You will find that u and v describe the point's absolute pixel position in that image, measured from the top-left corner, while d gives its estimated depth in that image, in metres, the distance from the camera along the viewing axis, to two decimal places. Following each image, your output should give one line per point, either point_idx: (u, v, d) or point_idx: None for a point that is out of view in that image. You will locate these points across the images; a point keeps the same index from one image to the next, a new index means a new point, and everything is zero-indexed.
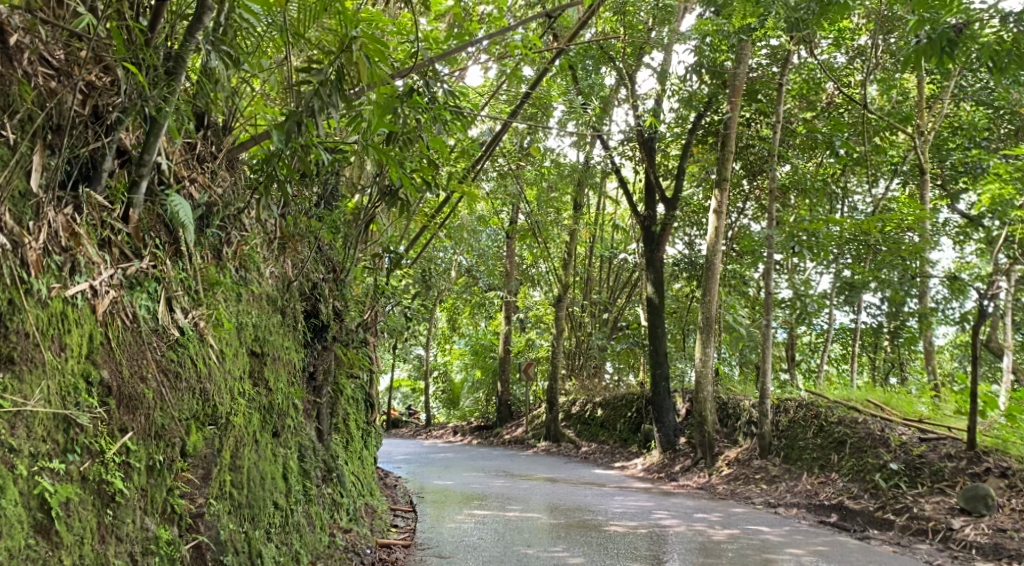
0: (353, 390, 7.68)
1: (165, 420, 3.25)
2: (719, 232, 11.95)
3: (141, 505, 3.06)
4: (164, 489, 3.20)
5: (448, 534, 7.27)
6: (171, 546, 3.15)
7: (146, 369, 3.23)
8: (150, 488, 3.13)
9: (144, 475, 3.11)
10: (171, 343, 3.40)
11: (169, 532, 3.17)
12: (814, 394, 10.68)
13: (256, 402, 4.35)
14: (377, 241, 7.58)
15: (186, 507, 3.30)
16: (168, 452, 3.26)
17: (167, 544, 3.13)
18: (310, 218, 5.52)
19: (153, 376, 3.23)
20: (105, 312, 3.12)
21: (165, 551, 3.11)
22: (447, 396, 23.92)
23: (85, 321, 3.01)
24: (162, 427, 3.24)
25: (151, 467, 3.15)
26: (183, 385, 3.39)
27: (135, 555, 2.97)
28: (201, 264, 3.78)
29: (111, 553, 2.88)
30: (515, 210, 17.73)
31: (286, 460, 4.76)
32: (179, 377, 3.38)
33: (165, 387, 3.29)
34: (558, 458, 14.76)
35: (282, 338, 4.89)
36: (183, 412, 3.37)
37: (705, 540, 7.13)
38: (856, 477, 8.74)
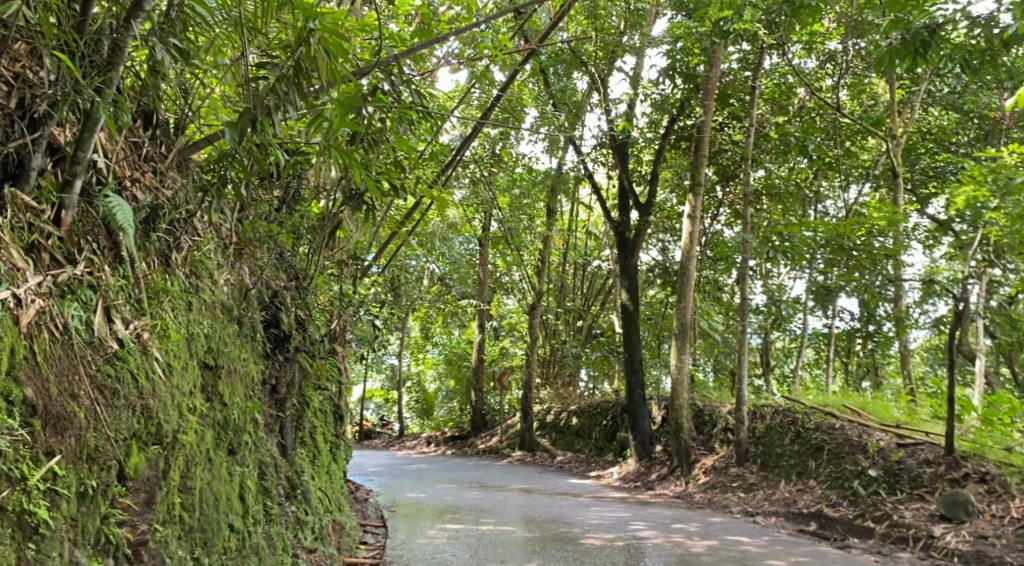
0: (321, 402, 7.41)
1: (99, 441, 2.98)
2: (694, 237, 11.80)
3: (70, 536, 2.80)
4: (97, 517, 2.93)
5: (420, 550, 6.99)
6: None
7: (78, 385, 2.96)
8: (82, 517, 2.87)
9: (74, 503, 2.84)
10: (108, 356, 3.14)
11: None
12: (791, 400, 10.55)
13: (209, 418, 4.08)
14: (343, 248, 7.33)
15: (125, 536, 3.04)
16: (104, 476, 2.99)
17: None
18: (270, 223, 5.25)
19: (86, 394, 2.97)
20: (31, 323, 2.85)
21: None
22: (421, 406, 23.62)
23: (5, 334, 2.73)
24: (95, 449, 2.97)
25: (82, 494, 2.89)
26: (121, 402, 3.13)
27: None
28: (145, 270, 3.51)
29: None
30: (487, 217, 17.55)
31: (244, 479, 4.49)
32: (117, 394, 3.12)
33: (99, 405, 3.02)
34: (532, 467, 14.54)
35: (239, 349, 4.63)
36: (122, 431, 3.10)
37: (684, 552, 6.92)
38: (834, 484, 8.59)
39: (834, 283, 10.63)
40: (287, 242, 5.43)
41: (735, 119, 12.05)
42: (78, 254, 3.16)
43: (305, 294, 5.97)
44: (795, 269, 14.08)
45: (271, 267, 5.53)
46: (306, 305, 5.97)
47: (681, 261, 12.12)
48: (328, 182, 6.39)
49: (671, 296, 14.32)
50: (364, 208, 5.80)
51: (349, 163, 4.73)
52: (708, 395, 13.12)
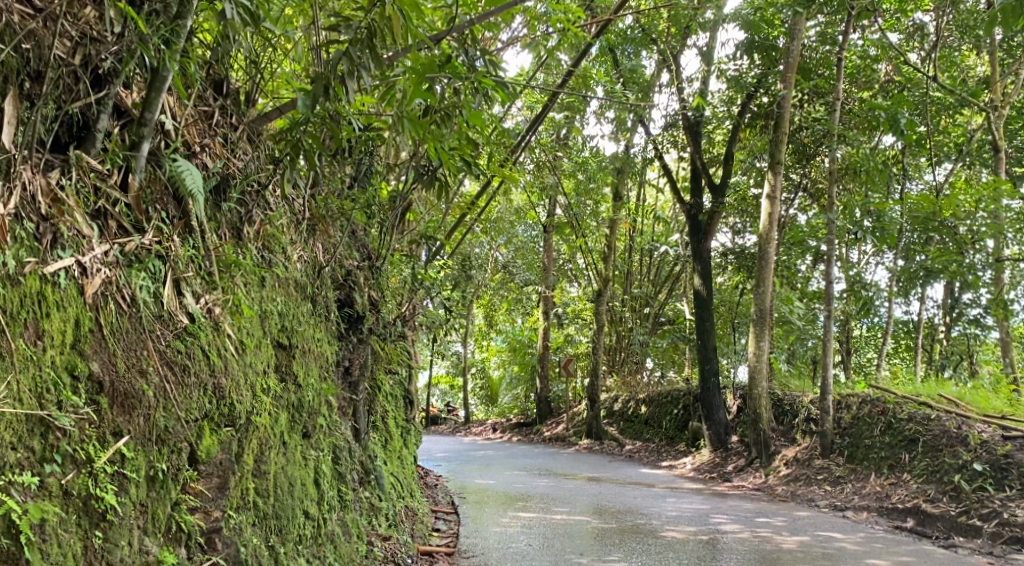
0: (392, 387, 7.23)
1: (168, 421, 2.78)
2: (774, 218, 11.27)
3: (140, 524, 2.60)
4: (168, 503, 2.74)
5: (494, 539, 6.74)
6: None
7: (147, 359, 2.77)
8: (151, 503, 2.67)
9: (144, 488, 2.65)
10: (178, 332, 2.94)
11: (176, 555, 2.72)
12: (879, 389, 10.02)
13: (283, 400, 3.90)
14: (415, 229, 7.13)
15: (197, 524, 2.85)
16: (173, 459, 2.79)
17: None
18: (343, 199, 5.02)
19: (156, 369, 2.77)
20: (96, 294, 2.67)
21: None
22: (486, 393, 23.48)
23: (70, 304, 2.56)
24: (165, 430, 2.77)
25: (152, 479, 2.69)
26: (191, 380, 2.92)
27: None
28: (218, 243, 3.32)
29: None
30: (552, 202, 17.20)
31: (319, 464, 4.30)
32: (187, 371, 2.91)
33: (169, 382, 2.82)
34: (601, 456, 14.21)
35: (313, 329, 4.44)
36: (192, 412, 2.90)
37: (774, 548, 6.51)
38: (932, 478, 8.10)
39: (925, 266, 10.06)
40: (359, 219, 5.23)
41: (816, 96, 11.48)
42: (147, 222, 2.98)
43: (377, 274, 5.77)
44: (877, 252, 13.42)
45: (344, 245, 5.31)
46: (377, 285, 5.77)
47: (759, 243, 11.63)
48: (400, 159, 6.17)
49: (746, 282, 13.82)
50: (437, 184, 5.56)
51: (423, 135, 4.48)
52: (786, 384, 12.63)
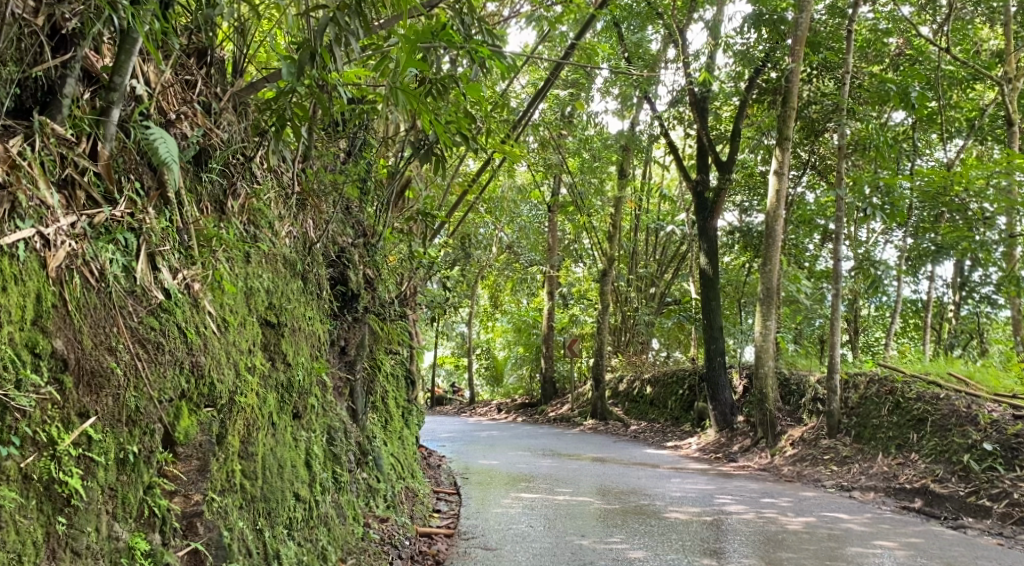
0: (392, 367, 7.12)
1: (139, 401, 2.66)
2: (782, 194, 11.08)
3: (108, 509, 2.49)
4: (140, 488, 2.63)
5: (494, 521, 6.63)
6: (152, 559, 2.60)
7: (117, 336, 2.65)
8: (122, 487, 2.56)
9: (113, 471, 2.54)
10: (152, 308, 2.82)
11: (150, 540, 2.62)
12: (888, 368, 9.89)
13: (272, 380, 3.79)
14: (413, 206, 6.98)
15: (174, 508, 2.75)
16: (146, 441, 2.68)
17: (146, 557, 2.58)
18: (335, 173, 4.88)
19: (126, 346, 2.65)
20: (60, 267, 2.55)
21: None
22: (491, 374, 23.38)
23: (30, 278, 2.43)
24: (136, 410, 2.65)
25: (122, 462, 2.58)
26: (166, 358, 2.80)
27: None
28: (197, 217, 3.20)
29: None
30: (557, 181, 17.00)
31: (311, 446, 4.19)
32: (161, 349, 2.79)
33: (142, 360, 2.70)
34: (605, 436, 14.11)
35: (304, 307, 4.32)
36: (167, 391, 2.79)
37: (779, 530, 6.39)
38: (940, 458, 7.99)
39: (935, 243, 9.88)
40: (353, 194, 5.08)
41: (825, 70, 11.25)
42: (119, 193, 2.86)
43: (373, 251, 5.63)
44: (886, 230, 13.21)
45: (338, 221, 5.17)
46: (373, 263, 5.64)
47: (766, 221, 11.45)
48: (398, 135, 6.03)
49: (753, 261, 13.65)
50: (433, 158, 5.41)
51: (416, 106, 4.33)
52: (793, 364, 12.50)
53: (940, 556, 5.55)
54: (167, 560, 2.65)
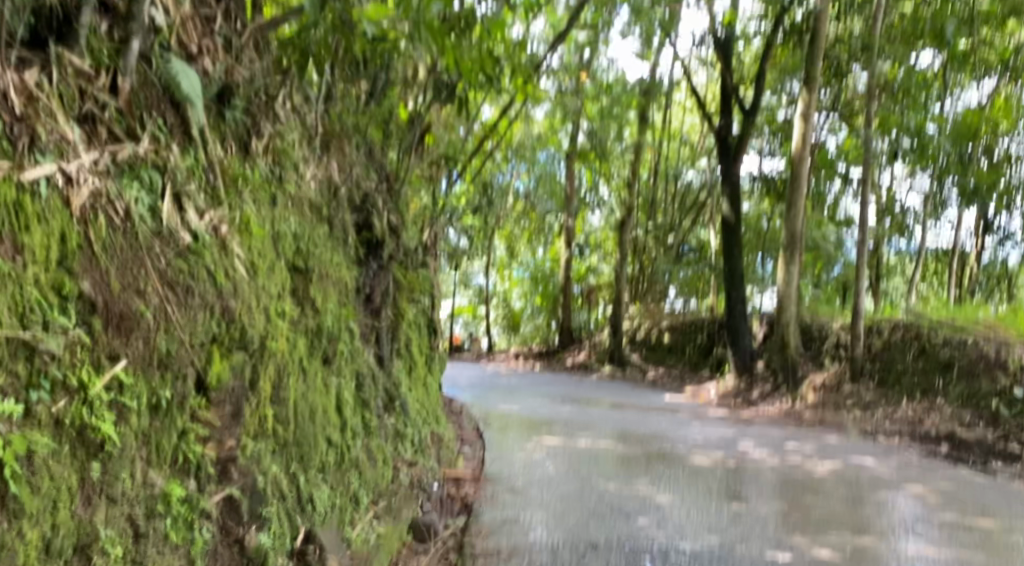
0: (414, 314, 7.05)
1: (170, 344, 2.59)
2: (808, 136, 10.82)
3: (142, 456, 2.43)
4: (174, 433, 2.57)
5: (519, 465, 6.60)
6: (189, 506, 2.57)
7: (145, 279, 2.55)
8: (155, 433, 2.49)
9: (146, 417, 2.46)
10: (181, 250, 2.73)
11: (186, 486, 2.59)
12: (914, 314, 9.86)
13: (302, 324, 3.70)
14: (434, 150, 6.85)
15: (210, 454, 2.71)
16: (179, 386, 2.62)
17: (183, 503, 2.55)
18: (357, 115, 4.73)
19: (155, 290, 2.56)
20: (82, 206, 2.40)
21: (181, 512, 2.53)
22: (507, 322, 23.34)
23: (54, 215, 2.28)
24: (167, 354, 2.58)
25: (156, 407, 2.52)
26: (196, 302, 2.73)
27: (138, 520, 2.36)
28: (222, 156, 3.10)
29: (101, 524, 2.23)
30: (574, 127, 16.73)
31: (341, 391, 4.13)
32: (191, 292, 2.72)
33: (172, 304, 2.62)
34: (623, 383, 14.08)
35: (330, 253, 4.22)
36: (199, 335, 2.72)
37: (806, 475, 6.33)
38: (969, 403, 8.03)
39: None
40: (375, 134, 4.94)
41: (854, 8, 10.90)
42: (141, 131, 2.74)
43: (395, 195, 5.51)
44: (912, 173, 12.97)
45: (361, 164, 5.04)
46: (396, 207, 5.52)
47: (791, 165, 11.23)
48: (418, 77, 5.87)
49: (776, 206, 13.44)
50: (457, 99, 5.26)
51: (439, 42, 4.17)
52: (815, 311, 12.39)
53: (974, 501, 5.49)
54: (204, 505, 2.63)
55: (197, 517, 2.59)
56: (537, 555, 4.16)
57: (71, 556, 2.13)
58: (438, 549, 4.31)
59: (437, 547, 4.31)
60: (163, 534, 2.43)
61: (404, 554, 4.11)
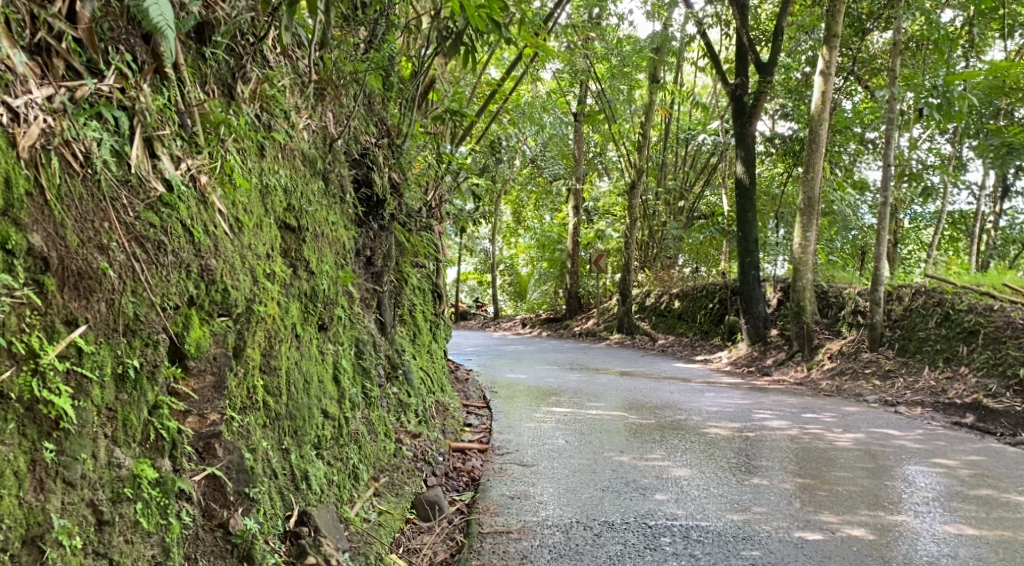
0: (419, 280, 6.77)
1: (138, 306, 2.40)
2: (828, 96, 10.43)
3: (106, 432, 2.27)
4: (144, 408, 2.39)
5: (528, 435, 6.36)
6: (161, 489, 2.38)
7: (109, 233, 2.39)
8: (122, 406, 2.33)
9: (111, 390, 2.30)
10: (151, 201, 2.54)
11: (158, 467, 2.40)
12: (936, 279, 9.54)
13: (294, 288, 3.46)
14: (438, 106, 6.54)
15: (184, 431, 2.52)
16: (149, 354, 2.42)
17: (155, 486, 2.37)
18: (355, 62, 4.41)
19: (121, 245, 2.39)
20: (32, 147, 2.25)
21: (153, 495, 2.35)
22: (515, 289, 23.00)
23: None
24: (135, 318, 2.39)
25: (122, 378, 2.34)
26: (169, 260, 2.53)
27: (100, 504, 2.21)
28: (201, 100, 2.85)
29: (52, 507, 2.11)
30: (584, 88, 16.31)
31: (338, 359, 3.89)
32: (164, 249, 2.52)
33: (140, 261, 2.43)
34: (632, 350, 13.84)
35: (326, 212, 3.94)
36: (172, 297, 2.52)
37: (826, 446, 6.09)
38: (993, 372, 7.75)
39: (997, 142, 9.27)
40: (374, 84, 4.64)
41: None
42: (106, 64, 2.55)
43: (397, 153, 5.21)
44: (934, 133, 12.56)
45: (359, 118, 4.74)
46: (398, 166, 5.22)
47: (808, 127, 10.89)
48: (421, 28, 5.53)
49: (791, 170, 13.08)
50: (462, 50, 4.94)
51: None
52: (831, 277, 12.08)
53: (1007, 475, 5.22)
54: (181, 485, 2.45)
55: (170, 501, 2.40)
56: (549, 534, 3.91)
57: (19, 551, 2.03)
58: (443, 526, 4.07)
59: (442, 525, 4.07)
60: (132, 520, 2.28)
61: (408, 532, 3.88)
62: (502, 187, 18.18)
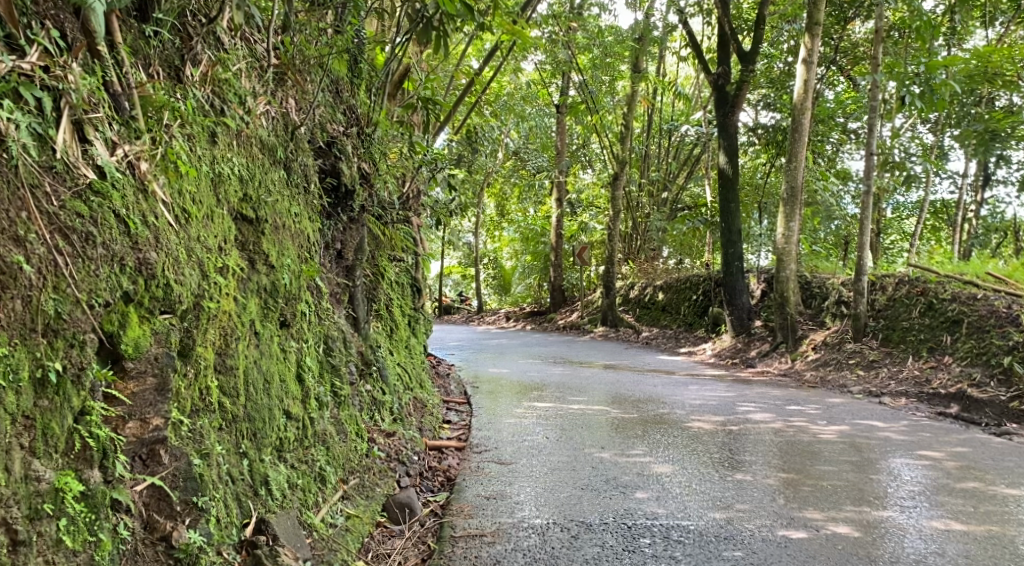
0: (396, 274, 6.59)
1: (60, 304, 2.40)
2: (811, 85, 10.29)
3: (23, 442, 2.28)
4: (68, 415, 2.39)
5: (507, 432, 6.21)
6: (90, 506, 2.38)
7: (28, 224, 2.37)
8: (42, 414, 2.33)
9: (28, 395, 2.30)
10: (79, 190, 2.52)
11: (85, 479, 2.40)
12: (920, 269, 9.46)
13: (252, 283, 3.30)
14: (413, 94, 6.35)
15: (118, 440, 2.52)
16: (75, 356, 2.43)
17: (80, 500, 2.37)
18: (319, 47, 4.24)
19: (40, 237, 2.38)
20: None
21: (78, 510, 2.35)
22: (499, 283, 22.78)
23: None
24: (57, 317, 2.39)
25: (42, 383, 2.34)
26: (98, 253, 2.52)
27: (15, 522, 2.22)
28: (141, 82, 2.80)
29: None
30: (566, 79, 16.11)
31: (303, 357, 3.71)
32: (92, 240, 2.51)
33: (61, 253, 2.42)
34: (616, 343, 13.72)
35: (289, 203, 3.78)
36: (102, 292, 2.51)
37: (810, 439, 5.98)
38: (977, 361, 7.67)
39: (982, 128, 9.16)
40: (339, 68, 4.44)
41: None
42: (27, 40, 2.49)
43: (367, 141, 5.01)
44: (917, 122, 12.44)
45: (325, 104, 4.55)
46: (368, 155, 5.03)
47: (791, 116, 10.76)
48: (392, 12, 5.34)
49: (774, 161, 12.96)
50: (432, 35, 4.76)
51: None
52: (815, 268, 11.96)
53: (993, 466, 5.11)
54: (115, 497, 2.46)
55: (103, 514, 2.41)
56: (524, 537, 3.75)
57: None
58: (416, 530, 3.89)
59: (414, 528, 3.90)
60: (53, 539, 2.29)
61: (377, 537, 3.72)
62: (484, 181, 17.99)
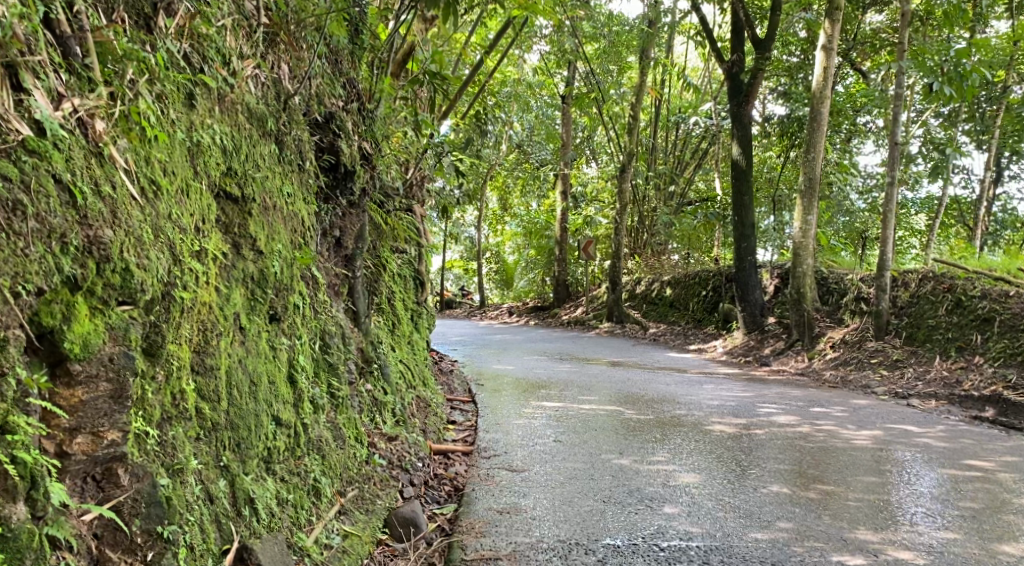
0: (399, 266, 6.15)
1: None
2: (830, 73, 9.77)
3: None
4: None
5: (517, 434, 5.79)
6: (9, 552, 2.03)
7: None
8: None
9: None
10: (11, 149, 2.17)
11: (6, 517, 2.03)
12: (945, 263, 8.99)
13: (237, 271, 2.91)
14: (417, 71, 5.86)
15: (53, 462, 2.16)
16: None
17: None
18: (317, 5, 3.80)
19: None
20: None
21: None
22: (500, 278, 22.25)
23: None
24: None
25: None
26: (30, 225, 2.16)
27: None
28: (97, 26, 2.47)
29: None
30: (571, 68, 15.55)
31: (295, 356, 3.28)
32: (20, 210, 2.15)
33: None
34: (623, 339, 13.29)
35: (281, 180, 3.37)
36: (33, 272, 2.16)
37: (842, 444, 5.56)
38: (1012, 362, 7.25)
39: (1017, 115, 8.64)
40: (339, 33, 3.97)
41: None
42: None
43: (368, 119, 4.55)
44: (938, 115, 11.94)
45: (321, 73, 4.09)
46: (370, 134, 4.55)
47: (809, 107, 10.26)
48: None
49: (789, 153, 12.47)
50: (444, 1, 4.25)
51: None
52: (831, 263, 11.50)
53: None
54: (51, 533, 2.11)
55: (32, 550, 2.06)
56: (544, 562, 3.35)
57: None
58: (421, 550, 3.47)
59: (419, 548, 3.47)
60: None
61: (378, 558, 3.29)
62: (486, 173, 17.47)
